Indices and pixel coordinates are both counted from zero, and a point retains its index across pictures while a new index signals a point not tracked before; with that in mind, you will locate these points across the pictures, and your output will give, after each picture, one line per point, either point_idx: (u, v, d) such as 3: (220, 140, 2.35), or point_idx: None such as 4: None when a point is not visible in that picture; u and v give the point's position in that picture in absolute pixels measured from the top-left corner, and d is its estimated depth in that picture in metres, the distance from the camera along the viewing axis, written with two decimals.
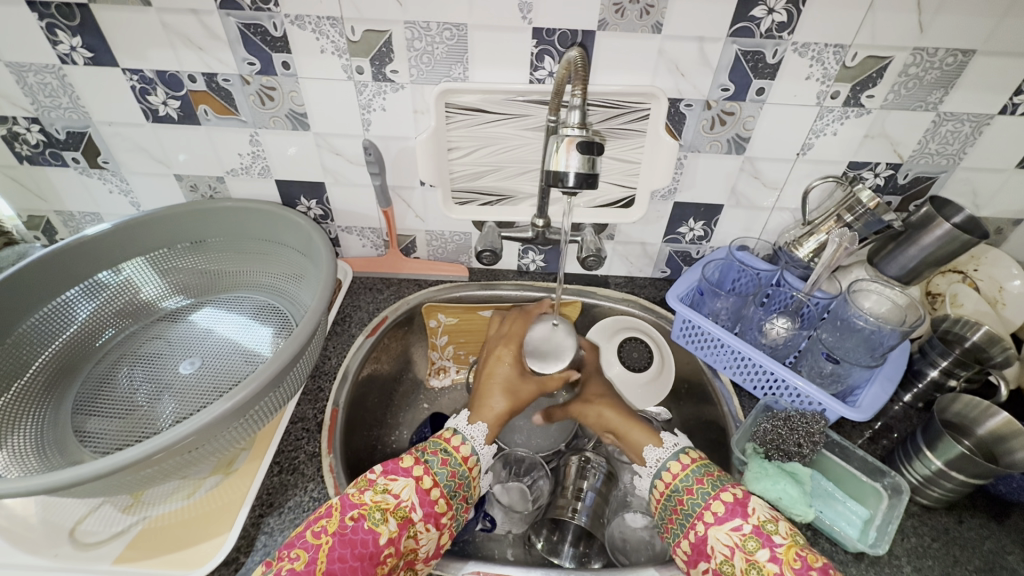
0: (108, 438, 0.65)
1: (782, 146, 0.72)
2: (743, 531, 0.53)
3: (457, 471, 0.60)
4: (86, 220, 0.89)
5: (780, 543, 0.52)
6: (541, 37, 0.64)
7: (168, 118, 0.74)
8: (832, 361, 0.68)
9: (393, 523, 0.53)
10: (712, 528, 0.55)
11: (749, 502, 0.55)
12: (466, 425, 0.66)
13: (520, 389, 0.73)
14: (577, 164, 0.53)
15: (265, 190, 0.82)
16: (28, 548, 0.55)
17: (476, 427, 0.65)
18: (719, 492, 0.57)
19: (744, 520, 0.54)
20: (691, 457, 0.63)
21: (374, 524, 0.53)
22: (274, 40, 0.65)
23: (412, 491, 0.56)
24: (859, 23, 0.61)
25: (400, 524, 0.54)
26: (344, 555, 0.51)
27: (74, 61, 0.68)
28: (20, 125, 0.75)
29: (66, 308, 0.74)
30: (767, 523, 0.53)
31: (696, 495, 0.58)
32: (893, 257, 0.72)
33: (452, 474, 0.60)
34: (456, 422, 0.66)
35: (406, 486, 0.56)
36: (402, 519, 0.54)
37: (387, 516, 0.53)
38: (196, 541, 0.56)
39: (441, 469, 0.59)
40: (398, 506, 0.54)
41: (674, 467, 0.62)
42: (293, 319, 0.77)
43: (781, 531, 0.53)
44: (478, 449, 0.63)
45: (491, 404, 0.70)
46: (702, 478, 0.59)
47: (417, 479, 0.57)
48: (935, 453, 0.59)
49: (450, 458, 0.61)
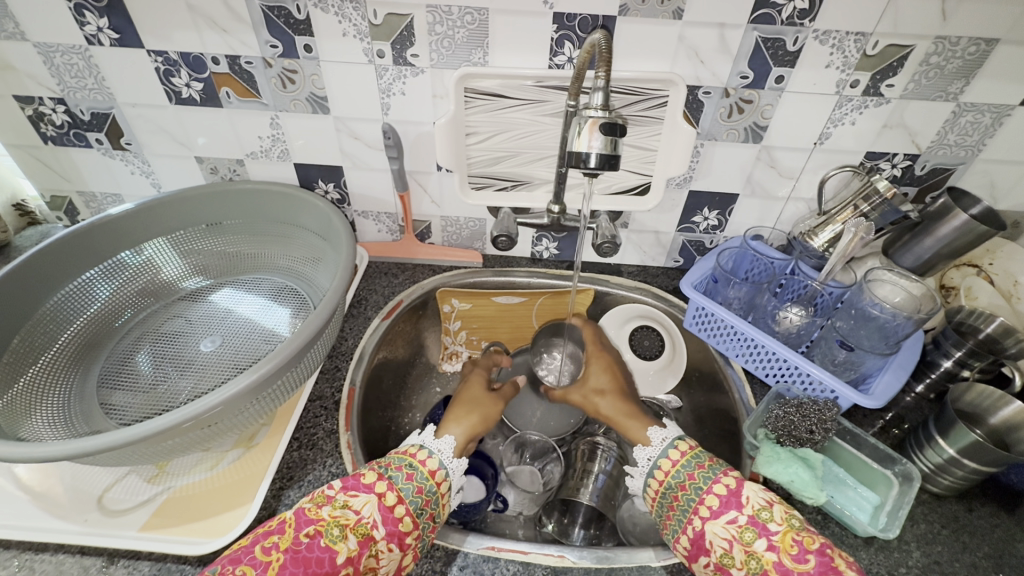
0: (133, 411, 0.66)
1: (799, 135, 0.72)
2: (739, 522, 0.54)
3: (424, 488, 0.58)
4: (108, 202, 0.90)
5: (776, 531, 0.52)
6: (562, 22, 0.64)
7: (191, 100, 0.75)
8: (846, 349, 0.68)
9: (352, 541, 0.51)
10: (709, 522, 0.55)
11: (743, 492, 0.56)
12: (433, 440, 0.62)
13: (489, 402, 0.72)
14: (600, 146, 0.54)
15: (284, 173, 0.83)
16: (56, 514, 0.57)
17: (444, 441, 0.62)
18: (712, 485, 0.57)
19: (738, 511, 0.55)
20: (681, 450, 0.62)
21: (332, 542, 0.50)
22: (297, 23, 0.66)
23: (374, 508, 0.54)
24: (882, 10, 0.60)
25: (360, 542, 0.52)
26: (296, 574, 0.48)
27: (100, 42, 0.69)
28: (45, 106, 0.77)
29: (90, 286, 0.76)
30: (762, 511, 0.54)
31: (690, 491, 0.58)
32: (908, 247, 0.72)
33: (418, 490, 0.57)
34: (421, 437, 0.63)
35: (368, 502, 0.54)
36: (362, 536, 0.52)
37: (346, 533, 0.51)
38: (219, 512, 0.57)
39: (407, 485, 0.57)
40: (358, 523, 0.52)
41: (666, 463, 0.62)
42: (310, 300, 0.78)
43: (776, 517, 0.53)
44: (447, 463, 0.60)
45: (463, 418, 0.67)
46: (694, 472, 0.59)
47: (379, 495, 0.55)
48: (947, 441, 0.60)
49: (415, 473, 0.58)
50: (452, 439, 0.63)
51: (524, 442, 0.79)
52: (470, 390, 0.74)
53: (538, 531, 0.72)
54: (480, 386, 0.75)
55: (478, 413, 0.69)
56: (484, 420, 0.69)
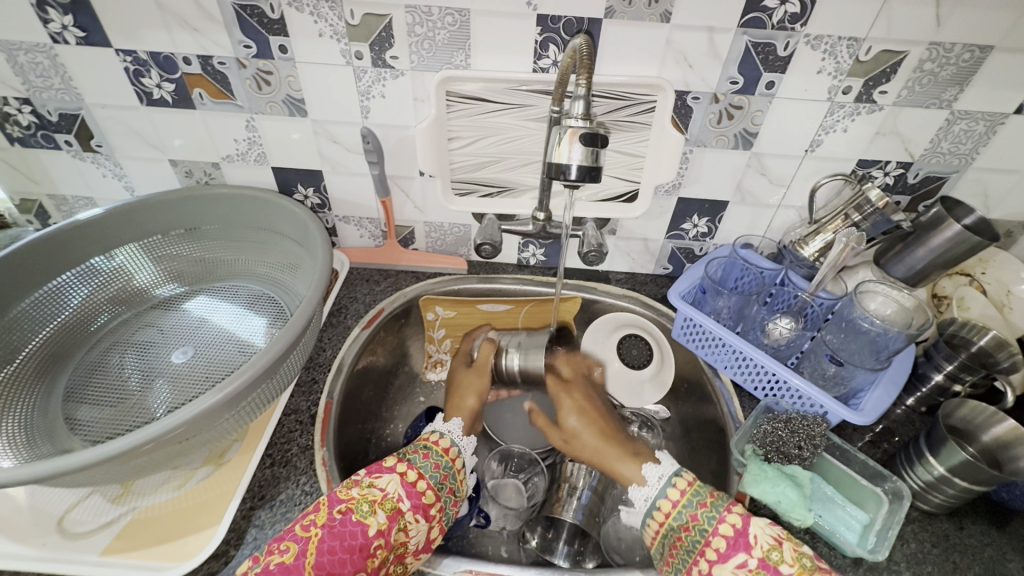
0: (98, 427, 0.64)
1: (790, 142, 0.71)
2: (749, 566, 0.51)
3: (442, 464, 0.62)
4: (79, 205, 0.88)
5: (789, 574, 0.50)
6: (546, 24, 0.62)
7: (163, 101, 0.72)
8: (835, 363, 0.66)
9: (381, 515, 0.54)
10: (716, 566, 0.53)
11: (750, 531, 0.53)
12: (442, 425, 0.68)
13: (476, 380, 0.78)
14: (580, 157, 0.52)
15: (261, 177, 0.81)
16: (14, 536, 0.54)
17: (452, 422, 0.68)
18: (718, 526, 0.54)
19: (748, 553, 0.52)
20: (680, 487, 0.59)
21: (362, 516, 0.53)
22: (271, 23, 0.63)
23: (397, 484, 0.57)
24: (874, 16, 0.59)
25: (388, 516, 0.54)
26: (333, 547, 0.51)
27: (66, 40, 0.66)
28: (11, 106, 0.74)
29: (60, 294, 0.73)
30: (772, 552, 0.51)
31: (695, 532, 0.55)
32: (901, 258, 0.71)
33: (436, 466, 0.61)
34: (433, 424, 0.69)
35: (391, 480, 0.57)
36: (391, 510, 0.55)
37: (374, 508, 0.54)
38: (185, 534, 0.55)
39: (425, 463, 0.61)
40: (385, 498, 0.55)
41: (665, 505, 0.59)
42: (288, 308, 0.76)
43: (787, 558, 0.51)
44: (458, 441, 0.66)
45: (461, 402, 0.74)
46: (696, 512, 0.56)
47: (401, 474, 0.58)
48: (938, 459, 0.59)
49: (431, 453, 0.62)
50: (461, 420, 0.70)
51: (510, 454, 0.77)
52: (459, 375, 0.80)
53: (522, 548, 0.69)
54: (464, 368, 0.81)
55: (472, 393, 0.76)
56: (478, 397, 0.76)
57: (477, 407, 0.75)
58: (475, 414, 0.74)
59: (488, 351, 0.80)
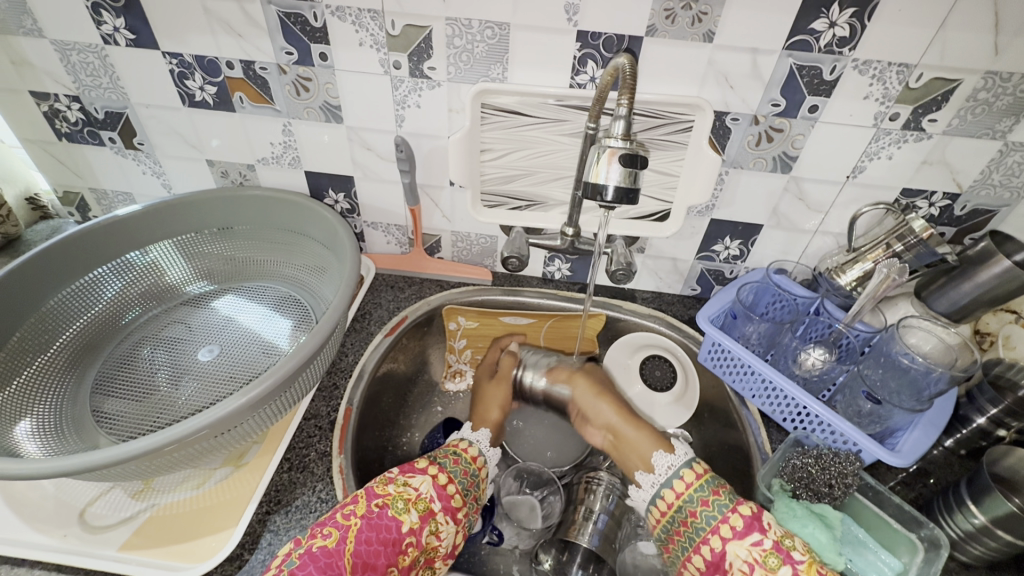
0: (124, 421, 0.65)
1: (831, 167, 0.68)
2: (763, 546, 0.53)
3: (469, 471, 0.63)
4: (118, 200, 0.90)
5: (801, 560, 0.51)
6: (585, 40, 0.61)
7: (204, 103, 0.73)
8: (872, 401, 0.64)
9: (414, 515, 0.55)
10: (731, 543, 0.54)
11: (765, 516, 0.55)
12: (470, 434, 0.69)
13: (499, 393, 0.77)
14: (618, 177, 0.51)
15: (294, 181, 0.82)
16: (38, 526, 0.55)
17: (480, 433, 0.69)
18: (736, 505, 0.56)
19: (763, 535, 0.53)
20: (697, 472, 0.61)
21: (397, 513, 0.54)
22: (313, 31, 0.64)
23: (430, 486, 0.58)
24: (927, 42, 0.57)
25: (421, 517, 0.56)
26: (371, 538, 0.52)
27: (117, 42, 0.68)
28: (60, 103, 0.76)
29: (94, 286, 0.75)
30: (787, 538, 0.53)
31: (711, 509, 0.57)
32: (944, 291, 0.67)
33: (464, 472, 0.63)
34: (461, 432, 0.69)
35: (424, 481, 0.58)
36: (423, 511, 0.56)
37: (409, 507, 0.55)
38: (202, 535, 0.56)
39: (455, 468, 0.62)
40: (418, 498, 0.57)
41: (678, 486, 0.61)
42: (313, 312, 0.76)
43: (801, 547, 0.53)
44: (486, 452, 0.68)
45: (486, 414, 0.73)
46: (708, 497, 0.58)
47: (433, 476, 0.60)
48: (979, 508, 0.56)
49: (461, 458, 0.64)
50: (488, 431, 0.71)
51: (525, 471, 0.76)
52: (483, 385, 0.78)
53: (535, 569, 0.67)
54: (488, 378, 0.80)
55: (497, 407, 0.75)
56: (501, 410, 0.75)
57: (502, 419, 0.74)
58: (501, 426, 0.73)
59: (507, 366, 0.79)
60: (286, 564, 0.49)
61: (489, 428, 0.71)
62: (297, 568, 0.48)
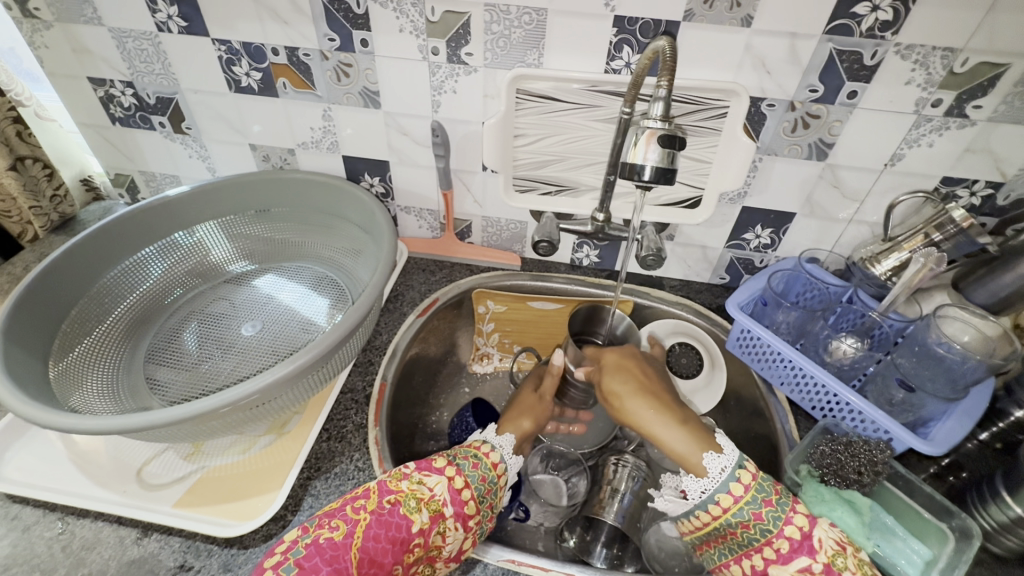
0: (174, 388, 0.68)
1: (869, 154, 0.68)
2: (812, 571, 0.51)
3: (488, 476, 0.61)
4: (166, 182, 0.94)
5: None
6: (622, 25, 0.62)
7: (249, 88, 0.76)
8: (905, 389, 0.64)
9: (425, 515, 0.55)
10: (774, 565, 0.53)
11: (815, 534, 0.53)
12: (494, 436, 0.67)
13: (538, 404, 0.75)
14: (656, 158, 0.52)
15: (331, 165, 0.84)
16: (99, 482, 0.59)
17: (504, 436, 0.66)
18: (783, 527, 0.54)
19: (811, 558, 0.52)
20: (745, 484, 0.56)
21: (408, 511, 0.54)
22: (355, 17, 0.66)
23: (445, 487, 0.57)
24: (975, 26, 0.55)
25: (431, 517, 0.55)
26: (379, 534, 0.52)
27: (169, 29, 0.72)
28: (115, 88, 0.80)
29: (143, 265, 0.79)
30: (837, 558, 0.51)
31: (755, 531, 0.55)
32: (983, 282, 0.66)
33: (482, 478, 0.60)
34: (485, 433, 0.67)
35: (440, 482, 0.57)
36: (434, 512, 0.55)
37: (420, 506, 0.55)
38: (249, 495, 0.59)
39: (472, 472, 0.60)
40: (431, 499, 0.56)
41: (724, 499, 0.56)
42: (349, 292, 0.79)
43: (851, 565, 0.51)
44: (508, 458, 0.65)
45: (516, 420, 0.72)
46: (760, 511, 0.55)
47: (450, 478, 0.58)
48: (1016, 499, 0.56)
49: (480, 462, 0.62)
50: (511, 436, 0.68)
51: (552, 452, 0.77)
52: (523, 394, 0.77)
53: (560, 546, 0.70)
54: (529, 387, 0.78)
55: (528, 416, 0.73)
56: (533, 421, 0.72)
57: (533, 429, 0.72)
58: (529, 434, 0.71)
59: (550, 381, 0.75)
60: (293, 552, 0.50)
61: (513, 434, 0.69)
62: (303, 558, 0.50)
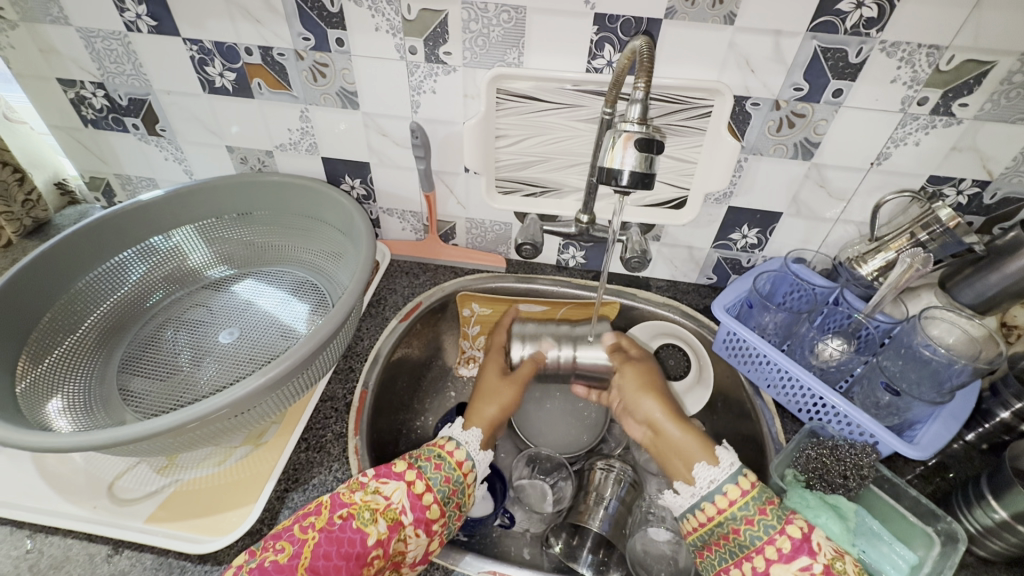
0: (148, 400, 0.67)
1: (854, 153, 0.67)
2: (812, 571, 0.49)
3: (452, 477, 0.60)
4: (142, 185, 0.92)
5: None
6: (602, 23, 0.60)
7: (224, 89, 0.74)
8: (891, 393, 0.63)
9: (382, 525, 0.54)
10: (777, 565, 0.51)
11: (814, 538, 0.52)
12: (461, 432, 0.65)
13: (505, 389, 0.72)
14: (633, 162, 0.51)
15: (311, 167, 0.83)
16: (70, 498, 0.58)
17: (472, 432, 0.65)
18: (786, 526, 0.53)
19: (812, 558, 0.50)
20: (752, 481, 0.57)
21: (362, 524, 0.53)
22: (330, 16, 0.65)
23: (403, 494, 0.56)
24: (961, 22, 0.54)
25: (389, 526, 0.54)
26: (330, 552, 0.51)
27: (139, 29, 0.70)
28: (86, 90, 0.78)
29: (120, 270, 0.77)
30: (836, 562, 0.50)
31: (758, 528, 0.53)
32: (970, 282, 0.65)
33: (446, 480, 0.59)
34: (451, 429, 0.66)
35: (397, 489, 0.56)
36: (392, 520, 0.54)
37: (376, 517, 0.54)
38: (223, 509, 0.58)
39: (435, 474, 0.59)
40: (388, 507, 0.55)
41: (731, 492, 0.56)
42: (329, 296, 0.77)
43: (850, 571, 0.49)
44: (474, 455, 0.63)
45: (481, 410, 0.69)
46: (765, 506, 0.54)
47: (409, 483, 0.57)
48: (1001, 503, 0.55)
49: (443, 463, 0.60)
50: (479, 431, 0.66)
51: (537, 457, 0.76)
52: (488, 378, 0.74)
53: (546, 553, 0.68)
54: (494, 369, 0.75)
55: (495, 405, 0.70)
56: (501, 408, 0.70)
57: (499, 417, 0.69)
58: (496, 425, 0.68)
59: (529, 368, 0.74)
60: None
61: (481, 428, 0.66)
62: None
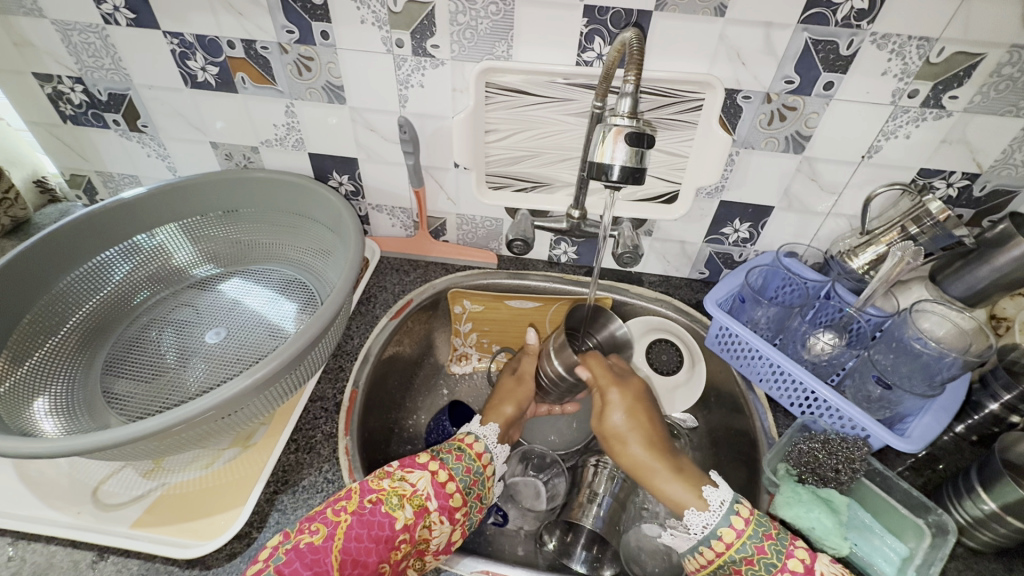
0: (133, 402, 0.66)
1: (846, 146, 0.66)
2: None
3: (473, 468, 0.60)
4: (125, 181, 0.90)
5: None
6: (592, 15, 0.59)
7: (206, 84, 0.73)
8: (882, 386, 0.64)
9: (409, 510, 0.54)
10: None
11: (817, 568, 0.52)
12: (478, 428, 0.66)
13: (522, 390, 0.74)
14: (624, 157, 0.50)
15: (299, 163, 0.81)
16: (52, 503, 0.57)
17: (489, 427, 0.66)
18: (786, 562, 0.52)
19: None
20: (745, 516, 0.56)
21: (391, 509, 0.53)
22: (313, 8, 0.63)
23: (427, 482, 0.56)
24: (951, 14, 0.54)
25: (415, 512, 0.54)
26: (361, 535, 0.51)
27: (117, 21, 0.68)
28: (64, 84, 0.76)
29: (103, 269, 0.75)
30: None
31: (760, 567, 0.53)
32: (961, 275, 0.65)
33: (467, 470, 0.59)
34: (469, 425, 0.66)
35: (422, 477, 0.57)
36: (417, 506, 0.54)
37: (403, 503, 0.54)
38: (211, 513, 0.57)
39: (457, 465, 0.59)
40: (414, 494, 0.55)
41: (727, 534, 0.55)
42: (318, 295, 0.76)
43: None
44: (493, 448, 0.64)
45: (499, 407, 0.71)
46: (763, 544, 0.54)
47: (433, 472, 0.58)
48: (990, 495, 0.56)
49: (464, 455, 0.61)
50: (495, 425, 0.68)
51: (530, 454, 0.76)
52: (503, 381, 0.76)
53: (540, 551, 0.68)
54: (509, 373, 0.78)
55: (513, 402, 0.72)
56: (517, 406, 0.72)
57: (515, 416, 0.71)
58: (512, 423, 0.71)
59: (529, 361, 0.76)
60: (274, 559, 0.49)
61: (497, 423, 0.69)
62: (283, 564, 0.48)
